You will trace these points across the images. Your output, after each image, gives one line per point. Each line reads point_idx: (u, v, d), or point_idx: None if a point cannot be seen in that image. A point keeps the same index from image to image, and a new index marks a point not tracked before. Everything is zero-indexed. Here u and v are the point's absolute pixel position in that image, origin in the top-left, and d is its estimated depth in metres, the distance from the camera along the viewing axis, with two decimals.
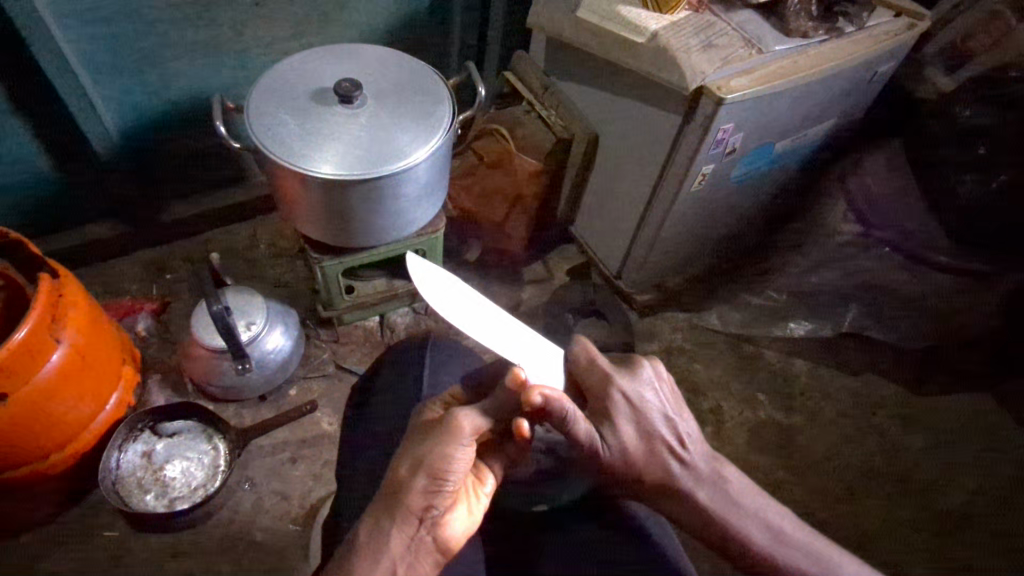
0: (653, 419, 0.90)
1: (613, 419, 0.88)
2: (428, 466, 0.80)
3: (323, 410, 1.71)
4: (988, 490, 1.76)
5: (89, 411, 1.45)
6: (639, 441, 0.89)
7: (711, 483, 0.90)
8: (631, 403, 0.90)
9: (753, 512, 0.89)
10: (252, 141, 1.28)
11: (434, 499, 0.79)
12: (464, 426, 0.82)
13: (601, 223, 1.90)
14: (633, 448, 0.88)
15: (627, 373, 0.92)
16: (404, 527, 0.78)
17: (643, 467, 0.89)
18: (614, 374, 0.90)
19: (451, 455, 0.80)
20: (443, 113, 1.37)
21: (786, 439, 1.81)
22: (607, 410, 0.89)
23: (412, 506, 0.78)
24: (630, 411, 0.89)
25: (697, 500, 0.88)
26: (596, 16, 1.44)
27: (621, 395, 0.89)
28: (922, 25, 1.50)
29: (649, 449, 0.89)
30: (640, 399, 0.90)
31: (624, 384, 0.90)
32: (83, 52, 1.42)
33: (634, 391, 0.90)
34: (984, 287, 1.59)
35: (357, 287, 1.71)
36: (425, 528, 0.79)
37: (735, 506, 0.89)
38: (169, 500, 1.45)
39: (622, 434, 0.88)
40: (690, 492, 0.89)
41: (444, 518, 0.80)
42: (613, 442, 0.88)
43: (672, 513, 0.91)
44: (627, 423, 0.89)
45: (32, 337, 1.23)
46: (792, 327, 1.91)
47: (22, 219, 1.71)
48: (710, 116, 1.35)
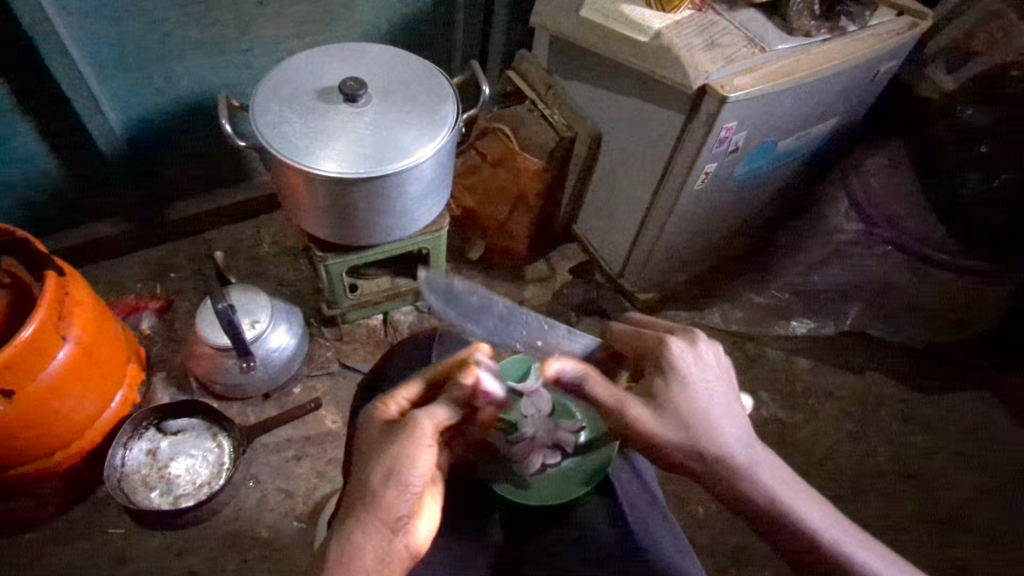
0: (710, 386, 0.92)
1: (671, 378, 0.91)
2: (394, 473, 0.82)
3: (327, 408, 1.72)
4: (989, 487, 1.77)
5: (95, 408, 1.45)
6: (698, 405, 0.89)
7: (769, 464, 0.89)
8: (690, 366, 0.91)
9: (806, 498, 0.88)
10: (256, 139, 1.28)
11: (403, 505, 0.81)
12: (424, 427, 0.85)
13: (603, 221, 1.91)
14: (694, 410, 0.89)
15: (685, 339, 0.95)
16: (378, 535, 0.79)
17: (702, 435, 0.88)
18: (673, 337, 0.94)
19: (416, 458, 0.83)
20: (447, 112, 1.38)
21: (788, 437, 1.82)
22: (665, 371, 0.91)
23: (384, 516, 0.80)
24: (688, 376, 0.91)
25: (759, 478, 0.87)
26: (599, 15, 1.44)
27: (680, 357, 0.92)
28: (924, 25, 1.50)
29: (711, 415, 0.90)
30: (699, 364, 0.92)
31: (683, 347, 0.93)
32: (89, 51, 1.42)
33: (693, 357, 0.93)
34: (985, 286, 1.60)
35: (360, 286, 1.73)
36: (397, 536, 0.80)
37: (790, 490, 0.87)
38: (174, 497, 1.45)
39: (675, 402, 0.89)
40: (750, 468, 0.88)
41: (413, 524, 0.82)
42: (669, 405, 0.89)
43: (727, 493, 0.88)
44: (689, 385, 0.90)
45: (39, 334, 1.23)
46: (795, 326, 1.93)
47: (26, 218, 1.71)
48: (713, 115, 1.36)
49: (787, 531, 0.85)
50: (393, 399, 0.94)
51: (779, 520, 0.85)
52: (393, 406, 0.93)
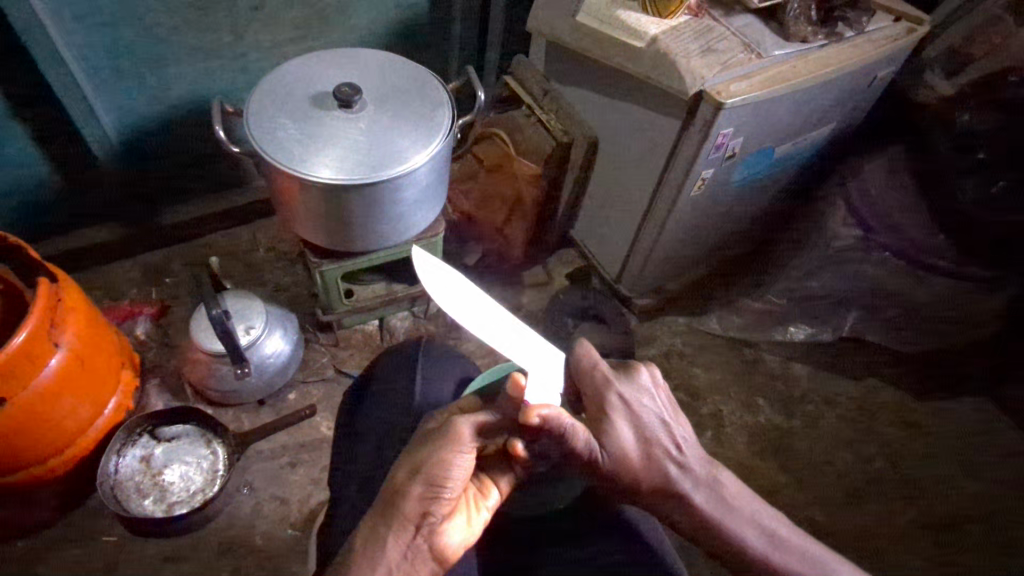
0: (651, 419, 0.90)
1: (609, 422, 0.88)
2: (427, 473, 0.80)
3: (322, 414, 1.71)
4: (988, 494, 1.76)
5: (88, 415, 1.44)
6: (639, 444, 0.88)
7: (708, 487, 0.89)
8: (627, 407, 0.90)
9: (745, 514, 0.89)
10: (250, 145, 1.28)
11: (432, 506, 0.79)
12: (464, 433, 0.83)
13: (600, 227, 1.91)
14: (631, 449, 0.88)
15: (623, 377, 0.92)
16: (401, 534, 0.78)
17: (646, 465, 0.88)
18: (611, 378, 0.91)
19: (450, 463, 0.81)
20: (442, 118, 1.37)
21: (786, 443, 1.81)
22: (607, 415, 0.89)
23: (409, 515, 0.78)
24: (630, 415, 0.89)
25: (695, 505, 0.88)
26: (595, 20, 1.44)
27: (620, 398, 0.90)
28: (922, 30, 1.50)
29: (649, 452, 0.89)
30: (634, 404, 0.90)
31: (620, 388, 0.90)
32: (83, 56, 1.42)
33: (630, 394, 0.91)
34: (983, 292, 1.59)
35: (356, 292, 1.72)
36: (422, 535, 0.78)
37: (729, 510, 0.88)
38: (168, 504, 1.44)
39: (613, 440, 0.87)
40: (689, 497, 0.88)
41: (441, 526, 0.79)
42: (612, 447, 0.87)
43: (669, 517, 0.90)
44: (625, 427, 0.88)
45: (31, 341, 1.23)
46: (792, 331, 1.91)
47: (21, 223, 1.71)
48: (710, 121, 1.35)
49: (723, 547, 0.88)
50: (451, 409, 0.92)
51: (719, 542, 0.88)
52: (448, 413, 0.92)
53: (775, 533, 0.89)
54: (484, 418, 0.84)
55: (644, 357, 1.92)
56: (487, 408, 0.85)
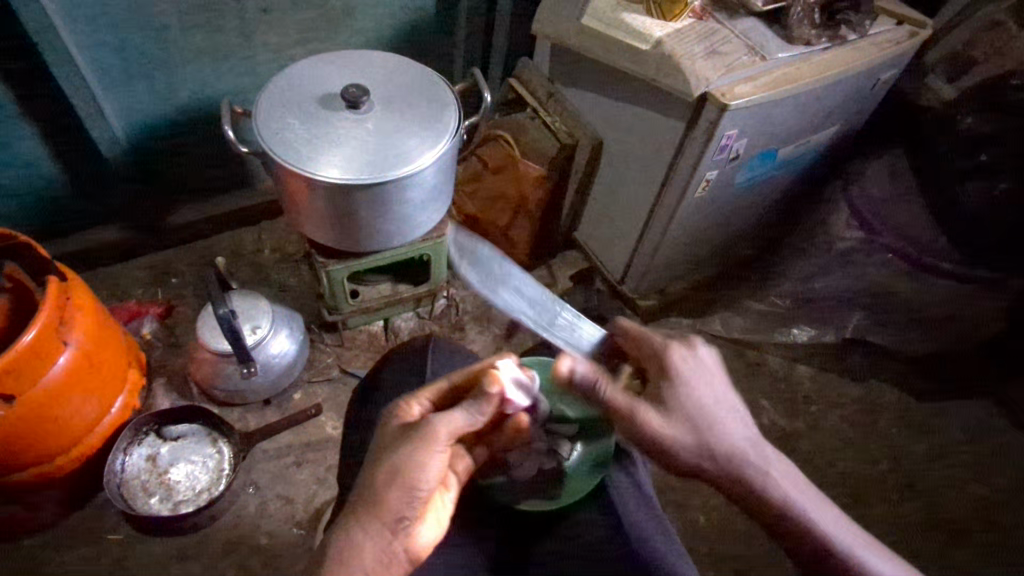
0: (709, 387, 0.96)
1: (675, 381, 0.96)
2: (403, 478, 0.82)
3: (327, 413, 1.71)
4: (992, 495, 1.77)
5: (95, 413, 1.45)
6: (706, 406, 0.95)
7: (777, 463, 0.93)
8: (694, 371, 0.97)
9: (814, 496, 0.91)
10: (258, 145, 1.29)
11: (406, 510, 0.82)
12: (440, 434, 0.84)
13: (604, 228, 1.91)
14: (691, 413, 0.94)
15: (687, 345, 1.00)
16: (378, 538, 0.81)
17: (706, 432, 0.93)
18: (671, 344, 0.99)
19: (428, 464, 0.83)
20: (448, 119, 1.38)
21: (789, 445, 1.81)
22: (666, 377, 0.96)
23: (388, 518, 0.81)
24: (695, 379, 0.96)
25: (754, 476, 0.91)
26: (600, 23, 1.45)
27: (679, 362, 0.97)
28: (924, 34, 1.51)
29: (709, 418, 0.94)
30: (700, 369, 0.97)
31: (683, 353, 0.98)
32: (92, 57, 1.43)
33: (690, 361, 0.98)
34: (985, 294, 1.60)
35: (362, 292, 1.73)
36: (398, 537, 0.82)
37: (798, 488, 0.92)
38: (174, 503, 1.45)
39: (674, 402, 0.94)
40: (758, 466, 0.92)
41: (414, 528, 0.84)
42: (676, 405, 0.94)
43: (738, 491, 0.92)
44: (695, 387, 0.95)
45: (40, 339, 1.23)
46: (795, 333, 1.95)
47: (29, 223, 1.72)
48: (714, 122, 1.36)
49: (797, 526, 0.88)
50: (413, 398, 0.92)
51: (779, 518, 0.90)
52: (411, 403, 0.92)
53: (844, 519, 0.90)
54: (458, 419, 0.86)
55: None
56: (461, 407, 0.87)
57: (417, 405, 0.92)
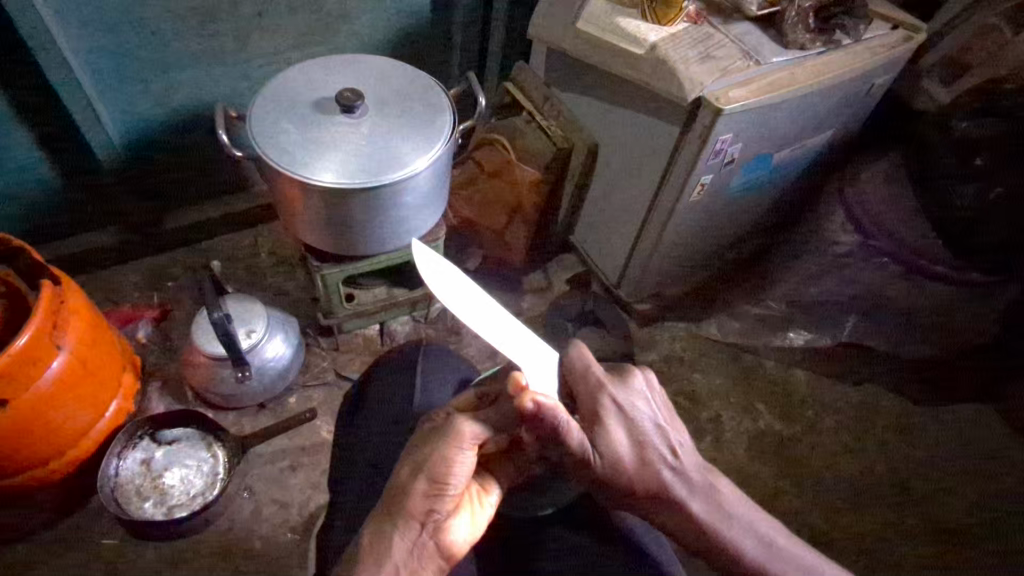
0: (643, 425, 0.90)
1: (602, 424, 0.88)
2: (431, 470, 0.81)
3: (323, 418, 1.71)
4: (987, 499, 1.76)
5: (89, 418, 1.45)
6: (637, 445, 0.89)
7: (705, 494, 0.90)
8: (621, 411, 0.89)
9: (743, 521, 0.89)
10: (252, 149, 1.29)
11: (436, 503, 0.81)
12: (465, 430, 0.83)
13: (600, 232, 1.91)
14: (625, 455, 0.88)
15: (620, 380, 0.92)
16: (406, 532, 0.80)
17: (639, 473, 0.88)
18: (605, 382, 0.90)
19: (452, 460, 0.81)
20: (444, 123, 1.38)
21: (785, 449, 1.81)
22: (599, 417, 0.88)
23: (416, 513, 0.80)
24: (622, 417, 0.89)
25: (691, 512, 0.88)
26: (594, 27, 1.45)
27: (613, 400, 0.89)
28: (918, 38, 1.51)
29: (643, 458, 0.88)
30: (629, 406, 0.90)
31: (612, 390, 0.90)
32: (88, 61, 1.43)
33: (623, 398, 0.90)
34: (981, 298, 1.60)
35: (357, 295, 1.73)
36: (427, 533, 0.80)
37: (724, 516, 0.89)
38: (168, 507, 1.44)
39: (609, 445, 0.87)
40: (685, 502, 0.89)
41: (445, 524, 0.81)
42: (603, 447, 0.87)
43: (665, 521, 0.91)
44: (621, 429, 0.88)
45: (33, 344, 1.23)
46: (792, 337, 1.91)
47: (24, 226, 1.72)
48: (708, 126, 1.36)
49: (719, 552, 0.88)
50: (451, 408, 0.94)
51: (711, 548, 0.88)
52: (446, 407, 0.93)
53: (769, 537, 0.89)
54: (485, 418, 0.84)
55: (643, 362, 1.93)
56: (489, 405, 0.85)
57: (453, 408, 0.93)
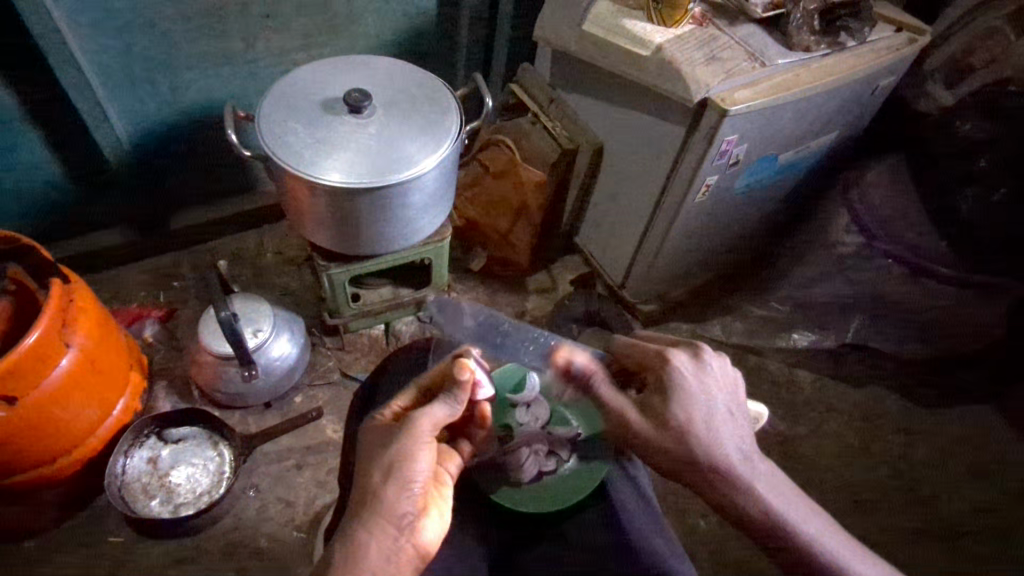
0: (711, 396, 0.95)
1: (671, 386, 0.95)
2: (396, 472, 0.84)
3: (328, 417, 1.71)
4: (990, 501, 1.77)
5: (97, 416, 1.45)
6: (704, 413, 0.94)
7: (767, 479, 0.92)
8: (692, 380, 0.96)
9: (804, 516, 0.91)
10: (260, 148, 1.30)
11: (407, 504, 0.83)
12: (423, 426, 0.88)
13: (604, 233, 1.92)
14: (689, 417, 0.93)
15: (689, 355, 0.99)
16: (384, 537, 0.81)
17: (705, 439, 0.93)
18: (674, 352, 0.98)
19: (417, 456, 0.85)
20: (451, 124, 1.39)
21: (788, 450, 1.81)
22: (664, 380, 0.96)
23: (390, 516, 0.82)
24: (690, 385, 0.96)
25: (757, 490, 0.91)
26: (601, 29, 1.46)
27: (682, 368, 0.97)
28: (922, 41, 1.52)
29: (710, 426, 0.93)
30: (700, 377, 0.97)
31: (680, 359, 0.98)
32: (97, 62, 1.45)
33: (692, 370, 0.97)
34: (984, 300, 1.60)
35: (363, 295, 1.74)
36: (404, 535, 0.82)
37: (788, 506, 0.90)
38: (174, 505, 1.45)
39: (676, 402, 0.94)
40: (749, 481, 0.91)
41: (418, 524, 0.84)
42: (668, 408, 0.94)
43: (729, 499, 0.92)
44: (692, 394, 0.95)
45: (43, 341, 1.24)
46: (795, 338, 1.93)
47: (32, 226, 1.73)
48: (713, 127, 1.37)
49: (780, 542, 0.88)
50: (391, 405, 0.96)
51: (774, 530, 0.89)
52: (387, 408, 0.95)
53: (832, 537, 0.90)
54: (437, 412, 0.90)
55: None
56: (438, 400, 0.91)
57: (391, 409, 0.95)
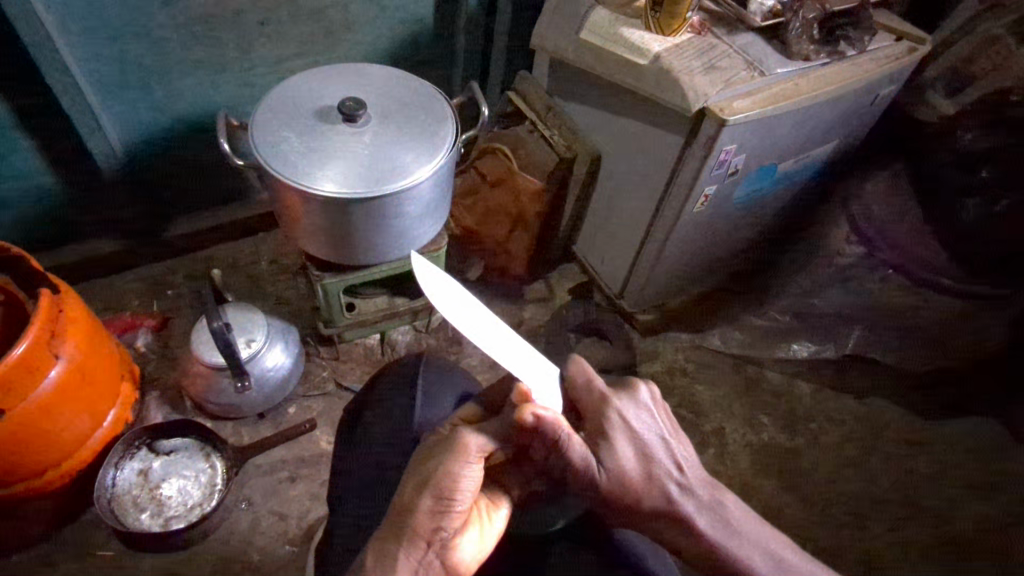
0: (650, 437, 0.90)
1: (612, 436, 0.87)
2: (437, 484, 0.79)
3: (322, 428, 1.69)
4: (993, 514, 1.74)
5: (87, 427, 1.43)
6: (644, 460, 0.88)
7: (711, 510, 0.90)
8: (630, 424, 0.89)
9: (748, 538, 0.90)
10: (254, 158, 1.28)
11: (443, 520, 0.78)
12: (470, 444, 0.81)
13: (601, 242, 1.91)
14: (630, 468, 0.87)
15: (623, 393, 0.91)
16: (412, 551, 0.77)
17: (646, 488, 0.88)
18: (612, 396, 0.89)
19: (459, 474, 0.79)
20: (446, 132, 1.38)
21: (788, 462, 1.79)
22: (605, 430, 0.87)
23: (423, 530, 0.78)
24: (630, 429, 0.89)
25: (697, 528, 0.88)
26: (599, 38, 1.45)
27: (618, 412, 0.88)
28: (923, 50, 1.51)
29: (649, 473, 0.88)
30: (639, 419, 0.90)
31: (620, 403, 0.89)
32: (90, 69, 1.43)
33: (630, 411, 0.90)
34: (986, 311, 1.58)
35: (358, 305, 1.72)
36: (433, 551, 0.78)
37: (732, 532, 0.89)
38: (165, 519, 1.43)
39: (618, 455, 0.87)
40: (692, 520, 0.89)
41: (453, 542, 0.79)
42: (611, 465, 0.86)
43: (670, 535, 0.91)
44: (633, 442, 0.88)
45: (31, 352, 1.22)
46: (795, 348, 1.92)
47: (24, 233, 1.71)
48: (712, 137, 1.35)
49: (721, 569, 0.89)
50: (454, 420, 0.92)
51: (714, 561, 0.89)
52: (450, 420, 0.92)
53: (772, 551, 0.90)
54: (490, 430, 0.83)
55: (645, 373, 1.91)
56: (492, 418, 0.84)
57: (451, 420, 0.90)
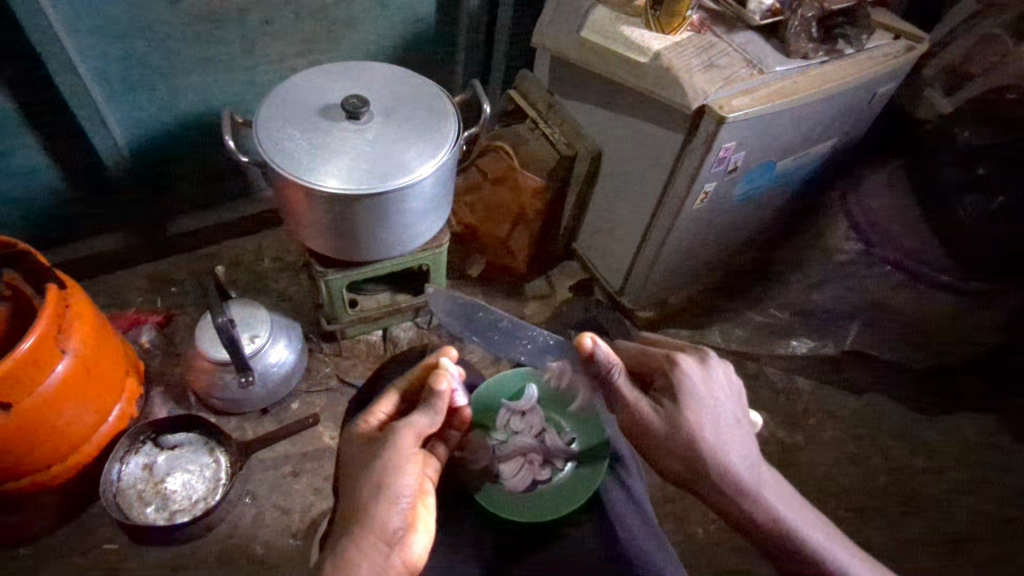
0: (712, 397, 1.00)
1: (679, 390, 0.99)
2: (385, 488, 0.87)
3: (325, 423, 1.71)
4: (990, 509, 1.76)
5: (93, 421, 1.45)
6: (706, 413, 0.99)
7: (759, 474, 0.98)
8: (696, 386, 1.00)
9: (791, 506, 0.96)
10: (259, 155, 1.30)
11: (397, 518, 0.86)
12: (405, 438, 0.92)
13: (602, 239, 1.92)
14: (692, 417, 0.98)
15: (693, 356, 1.04)
16: (373, 556, 0.83)
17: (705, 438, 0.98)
18: (681, 354, 1.03)
19: (402, 469, 0.89)
20: (448, 130, 1.39)
21: (787, 457, 1.80)
22: (672, 381, 1.00)
23: (380, 532, 0.84)
24: (694, 387, 1.00)
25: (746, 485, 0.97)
26: (600, 36, 1.46)
27: (688, 369, 1.01)
28: (921, 48, 1.53)
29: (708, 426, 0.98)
30: (707, 382, 1.01)
31: (690, 362, 1.02)
32: (95, 68, 1.45)
33: (700, 372, 1.01)
34: (983, 307, 1.60)
35: (361, 302, 1.73)
36: (394, 550, 0.85)
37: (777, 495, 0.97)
38: (169, 513, 1.44)
39: (683, 404, 0.99)
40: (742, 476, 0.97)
41: (407, 537, 0.87)
42: (673, 411, 0.99)
43: (719, 491, 0.98)
44: (699, 400, 0.99)
45: (38, 347, 1.24)
46: (795, 344, 1.93)
47: (30, 230, 1.73)
48: (711, 134, 1.37)
49: (778, 538, 0.94)
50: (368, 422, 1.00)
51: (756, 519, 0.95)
52: (373, 416, 1.00)
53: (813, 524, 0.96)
54: (419, 422, 0.94)
55: None
56: (418, 411, 0.95)
57: (375, 419, 1.00)
